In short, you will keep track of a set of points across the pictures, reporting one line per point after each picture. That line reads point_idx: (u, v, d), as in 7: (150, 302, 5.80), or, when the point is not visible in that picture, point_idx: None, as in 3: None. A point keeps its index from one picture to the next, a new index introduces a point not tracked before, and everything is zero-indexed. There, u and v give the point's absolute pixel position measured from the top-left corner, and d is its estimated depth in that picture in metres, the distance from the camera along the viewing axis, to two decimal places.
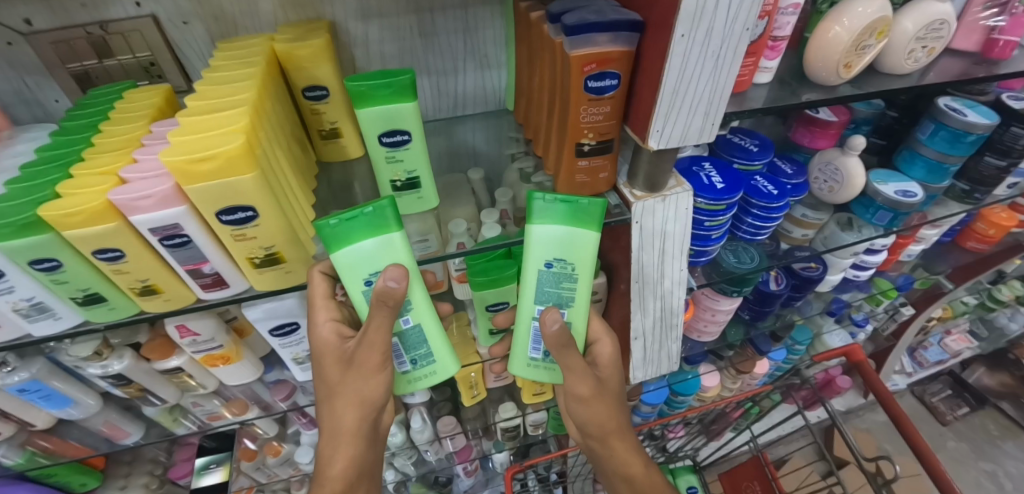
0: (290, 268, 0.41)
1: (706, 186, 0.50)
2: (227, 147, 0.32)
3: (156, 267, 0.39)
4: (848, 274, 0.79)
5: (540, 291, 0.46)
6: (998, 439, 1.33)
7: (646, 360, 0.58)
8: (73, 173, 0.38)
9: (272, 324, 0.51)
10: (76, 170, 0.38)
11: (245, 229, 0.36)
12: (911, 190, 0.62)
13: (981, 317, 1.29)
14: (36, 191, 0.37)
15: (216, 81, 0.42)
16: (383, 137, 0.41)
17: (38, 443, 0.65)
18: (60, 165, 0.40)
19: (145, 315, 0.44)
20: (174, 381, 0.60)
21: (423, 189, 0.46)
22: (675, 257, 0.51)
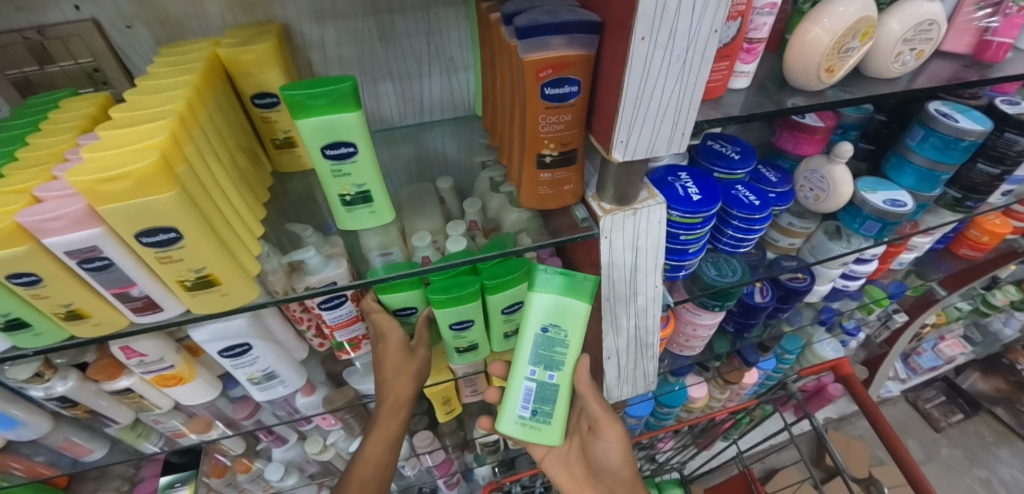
0: (228, 291, 0.38)
1: (681, 198, 0.47)
2: (138, 165, 0.29)
3: (80, 290, 0.36)
4: (838, 283, 0.76)
5: (532, 354, 0.49)
6: (993, 446, 1.30)
7: (621, 379, 0.55)
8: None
9: (221, 345, 0.47)
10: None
11: (170, 251, 0.33)
12: (901, 199, 0.60)
13: (975, 322, 1.26)
14: None
15: (148, 90, 0.39)
16: (326, 149, 0.38)
17: None
18: None
19: (79, 340, 0.42)
20: (127, 402, 0.57)
21: (375, 203, 0.43)
22: (649, 273, 0.48)
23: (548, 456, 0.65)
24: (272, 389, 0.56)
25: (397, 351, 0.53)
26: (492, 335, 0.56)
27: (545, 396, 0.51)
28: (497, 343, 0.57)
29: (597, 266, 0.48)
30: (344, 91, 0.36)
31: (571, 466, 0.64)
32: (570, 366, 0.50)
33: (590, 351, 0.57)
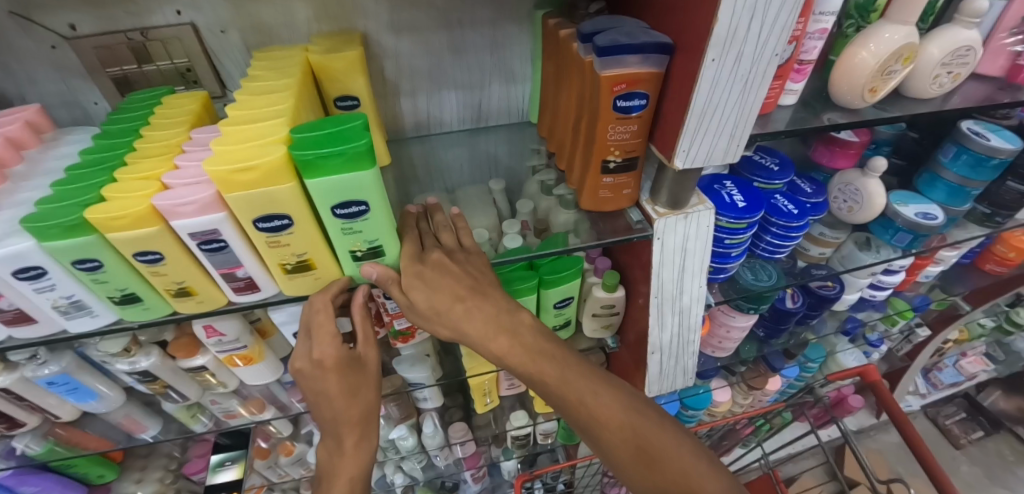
0: (319, 275, 0.43)
1: (728, 204, 0.50)
2: (270, 158, 0.33)
3: (192, 270, 0.40)
4: (866, 293, 0.79)
5: (344, 232, 0.39)
6: (1014, 465, 1.30)
7: (662, 373, 0.59)
8: (116, 176, 0.39)
9: (296, 328, 0.52)
10: (120, 173, 0.39)
11: (279, 237, 0.38)
12: (932, 212, 0.62)
13: (999, 339, 1.27)
14: (81, 192, 0.38)
15: (254, 91, 0.43)
16: (337, 208, 0.37)
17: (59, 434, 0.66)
18: (102, 169, 0.41)
19: (177, 316, 0.46)
20: (196, 379, 0.62)
21: (387, 256, 0.43)
22: (695, 275, 0.51)
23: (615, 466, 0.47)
24: None
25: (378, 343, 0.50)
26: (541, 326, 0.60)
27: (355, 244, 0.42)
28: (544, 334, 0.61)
29: (648, 265, 0.51)
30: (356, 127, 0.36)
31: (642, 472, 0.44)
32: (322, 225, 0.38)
33: (634, 348, 0.60)
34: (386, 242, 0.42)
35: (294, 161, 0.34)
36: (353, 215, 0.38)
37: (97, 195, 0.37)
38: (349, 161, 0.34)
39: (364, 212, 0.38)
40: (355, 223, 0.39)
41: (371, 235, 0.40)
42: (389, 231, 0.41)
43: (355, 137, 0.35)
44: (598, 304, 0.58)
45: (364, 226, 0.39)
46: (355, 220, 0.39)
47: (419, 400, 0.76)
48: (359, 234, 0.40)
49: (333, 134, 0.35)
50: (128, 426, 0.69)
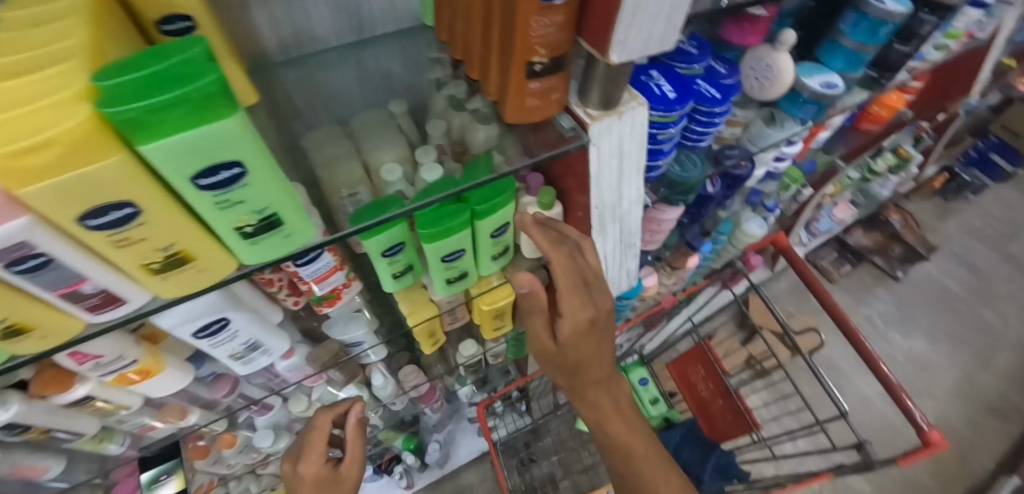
0: (202, 265, 0.33)
1: (658, 97, 0.47)
2: (67, 124, 0.22)
3: (15, 302, 0.29)
4: (770, 166, 0.84)
5: (219, 208, 0.30)
6: (872, 287, 1.62)
7: (609, 281, 0.59)
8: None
9: (196, 327, 0.42)
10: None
11: (125, 231, 0.27)
12: (834, 82, 0.65)
13: (861, 187, 1.50)
14: None
15: (21, 22, 0.29)
16: (199, 178, 0.27)
17: None
18: None
19: (20, 359, 0.34)
20: (86, 411, 0.51)
21: (287, 225, 0.35)
22: (632, 177, 0.49)
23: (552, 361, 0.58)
24: (255, 360, 0.53)
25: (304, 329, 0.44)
26: (481, 259, 0.54)
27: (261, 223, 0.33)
28: (485, 266, 0.56)
29: (584, 176, 0.48)
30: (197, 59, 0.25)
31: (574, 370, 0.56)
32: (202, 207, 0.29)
33: (578, 260, 0.59)
34: (282, 209, 0.33)
35: (107, 122, 0.23)
36: (224, 183, 0.28)
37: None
38: (198, 110, 0.24)
39: (242, 175, 0.29)
40: (230, 193, 0.29)
41: (257, 204, 0.31)
42: (282, 193, 0.32)
43: (195, 71, 0.24)
44: (536, 226, 0.54)
45: (247, 193, 0.30)
46: (228, 189, 0.29)
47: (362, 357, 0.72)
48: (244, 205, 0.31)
49: (156, 75, 0.23)
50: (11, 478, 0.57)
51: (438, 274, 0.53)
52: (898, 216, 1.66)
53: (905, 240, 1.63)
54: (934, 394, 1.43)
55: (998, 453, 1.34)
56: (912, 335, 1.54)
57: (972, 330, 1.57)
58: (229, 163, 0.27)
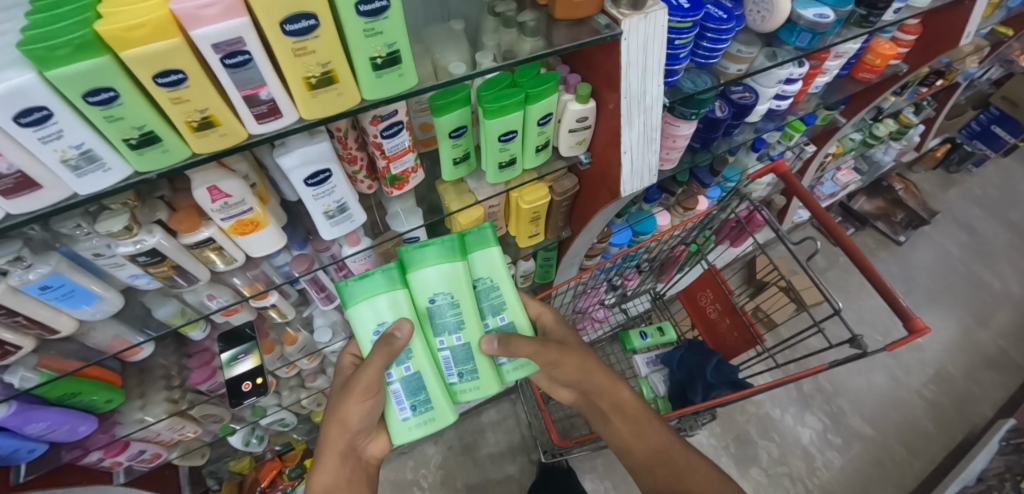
0: (342, 91, 0.43)
1: (675, 6, 0.58)
2: None
3: (213, 96, 0.39)
4: (772, 105, 0.93)
5: (358, 43, 0.40)
6: (876, 251, 1.67)
7: (633, 172, 0.68)
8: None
9: (307, 173, 0.53)
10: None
11: (305, 42, 0.38)
12: (825, 13, 0.73)
13: (864, 154, 1.57)
14: (74, 14, 0.34)
15: None
16: (360, 3, 0.38)
17: (49, 365, 0.67)
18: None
19: (197, 161, 0.44)
20: (201, 258, 0.61)
21: (403, 65, 0.44)
22: (654, 73, 0.60)
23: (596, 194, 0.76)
24: (343, 225, 0.63)
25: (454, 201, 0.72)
26: (527, 148, 0.65)
27: (387, 31, 0.41)
28: (531, 157, 0.66)
29: (616, 70, 0.59)
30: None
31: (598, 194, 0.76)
32: (395, 10, 0.40)
33: (604, 160, 0.69)
34: (402, 51, 0.44)
35: None
36: (374, 12, 0.39)
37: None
38: None
39: (390, 11, 0.40)
40: (371, 29, 0.40)
41: (383, 47, 0.42)
42: (405, 34, 0.42)
43: None
44: (581, 108, 0.63)
45: (348, 40, 0.40)
46: (371, 30, 0.40)
47: (408, 222, 0.73)
48: (353, 39, 0.40)
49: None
50: (118, 347, 0.73)
51: (493, 156, 0.63)
52: (901, 184, 1.72)
53: (908, 207, 1.66)
54: (933, 347, 1.49)
55: (993, 401, 1.40)
56: (913, 295, 1.59)
57: (968, 291, 1.61)
58: None
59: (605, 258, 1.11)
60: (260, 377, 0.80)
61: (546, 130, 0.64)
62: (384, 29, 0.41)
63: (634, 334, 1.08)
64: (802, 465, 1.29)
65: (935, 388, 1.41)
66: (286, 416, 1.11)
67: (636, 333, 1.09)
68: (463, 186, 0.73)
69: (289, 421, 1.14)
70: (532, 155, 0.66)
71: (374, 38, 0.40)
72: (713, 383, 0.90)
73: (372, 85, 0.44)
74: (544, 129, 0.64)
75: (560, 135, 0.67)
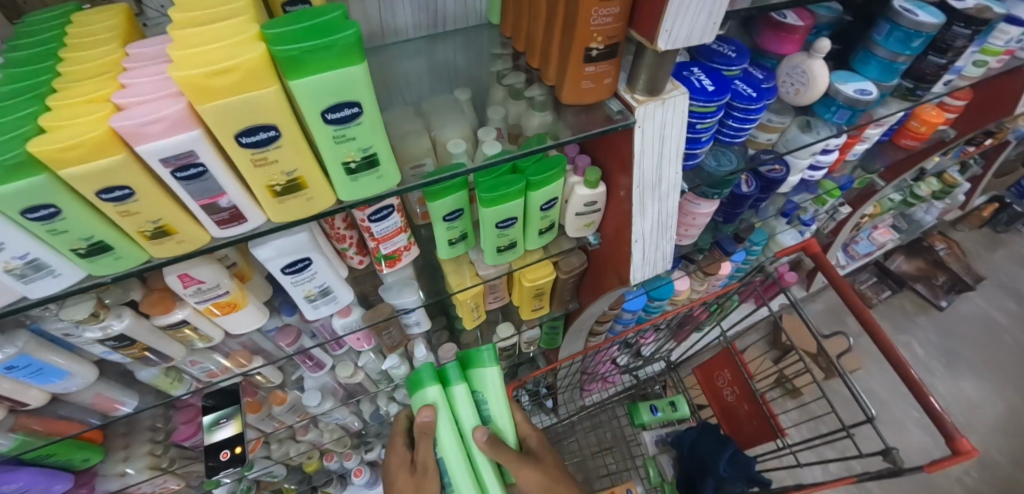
0: (313, 195, 0.39)
1: (698, 89, 0.52)
2: (246, 57, 0.29)
3: (167, 205, 0.35)
4: (805, 175, 0.86)
5: (329, 150, 0.36)
6: (913, 315, 1.54)
7: (644, 260, 0.62)
8: (61, 69, 0.35)
9: (284, 262, 0.49)
10: (59, 83, 0.34)
11: (266, 152, 0.34)
12: (867, 89, 0.67)
13: (903, 212, 1.46)
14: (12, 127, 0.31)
15: (196, 40, 0.32)
16: (328, 111, 0.34)
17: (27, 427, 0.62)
18: (32, 98, 0.33)
19: (157, 264, 0.40)
20: (177, 337, 0.57)
21: (382, 167, 0.40)
22: (671, 160, 0.55)
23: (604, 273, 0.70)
24: (323, 307, 0.59)
25: (451, 275, 0.67)
26: (529, 231, 0.60)
27: (362, 136, 0.37)
28: (533, 239, 0.61)
29: (628, 157, 0.53)
30: (335, 19, 0.33)
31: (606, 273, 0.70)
32: (370, 116, 0.36)
33: (614, 242, 0.64)
34: (381, 152, 0.39)
35: (277, 57, 0.30)
36: (345, 119, 0.35)
37: (42, 105, 0.33)
38: (339, 55, 0.31)
39: (364, 117, 0.36)
40: (343, 136, 0.36)
41: (358, 151, 0.37)
42: (384, 137, 0.38)
43: (336, 28, 0.31)
44: (589, 193, 0.58)
45: (317, 147, 0.36)
46: (342, 137, 0.36)
47: (403, 298, 0.68)
48: (324, 147, 0.36)
49: (316, 25, 0.31)
50: (102, 406, 0.69)
51: (491, 241, 0.58)
52: (943, 244, 1.58)
53: (951, 269, 1.54)
54: (977, 428, 1.35)
55: None
56: (955, 367, 1.45)
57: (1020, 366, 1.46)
58: (333, 102, 0.33)
59: (617, 324, 1.03)
60: (239, 446, 0.73)
61: (551, 214, 0.59)
62: (358, 135, 0.36)
63: (642, 407, 1.01)
64: None
65: (978, 475, 1.27)
66: (274, 469, 1.06)
67: (646, 406, 1.01)
68: (462, 261, 0.68)
69: (278, 472, 1.09)
70: (535, 238, 0.61)
71: (345, 145, 0.36)
72: (727, 477, 0.81)
73: (347, 186, 0.40)
74: (549, 213, 0.58)
75: (566, 216, 0.62)
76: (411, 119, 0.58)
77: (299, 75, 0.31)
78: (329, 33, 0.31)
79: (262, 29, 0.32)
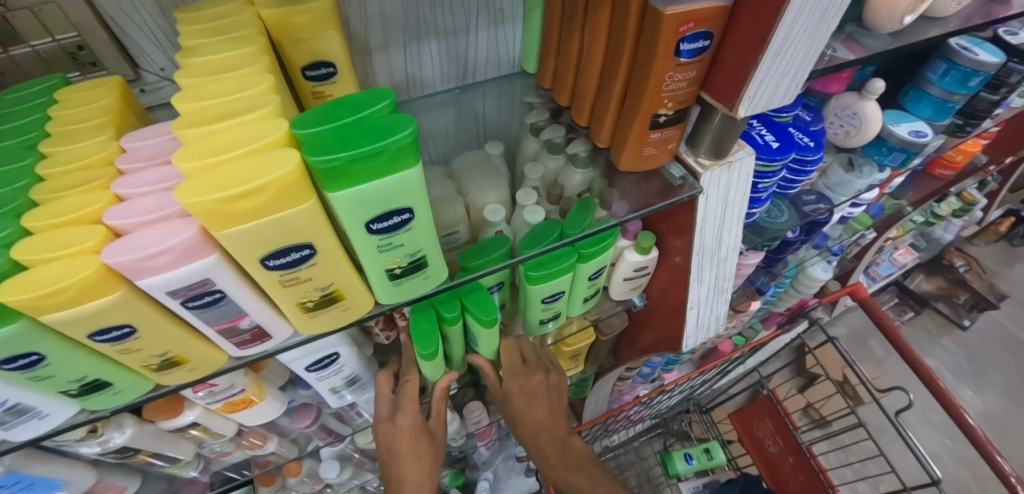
0: (349, 305, 0.33)
1: (761, 146, 0.47)
2: (279, 174, 0.23)
3: (177, 335, 0.29)
4: (845, 211, 0.82)
5: (372, 259, 0.30)
6: (936, 336, 1.51)
7: (698, 325, 0.57)
8: (41, 172, 0.29)
9: (308, 361, 0.43)
10: (40, 193, 0.28)
11: (298, 272, 0.28)
12: (922, 130, 0.63)
13: (924, 231, 1.42)
14: None
15: (213, 146, 0.26)
16: (373, 222, 0.28)
17: None
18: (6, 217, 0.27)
19: (164, 391, 0.34)
20: (184, 435, 0.50)
21: (429, 267, 0.34)
22: (733, 223, 0.49)
23: (647, 333, 0.65)
24: (347, 395, 0.52)
25: None
26: (573, 300, 0.54)
27: (411, 240, 0.31)
28: (576, 308, 0.56)
29: (688, 222, 0.48)
30: (380, 113, 0.27)
31: (648, 332, 0.65)
32: (421, 219, 0.30)
33: (662, 305, 0.59)
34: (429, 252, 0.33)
35: (316, 170, 0.24)
36: (393, 228, 0.29)
37: (18, 227, 0.27)
38: (390, 162, 0.25)
39: (414, 222, 0.30)
40: (388, 244, 0.30)
41: (405, 256, 0.31)
42: (434, 238, 0.32)
43: (385, 129, 0.25)
44: (641, 260, 0.52)
45: (358, 256, 0.30)
46: (388, 245, 0.30)
47: None
48: (365, 256, 0.30)
49: (360, 125, 0.25)
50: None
51: (533, 315, 0.52)
52: (963, 261, 1.56)
53: (973, 287, 1.51)
54: (1011, 454, 1.31)
55: None
56: (983, 388, 1.42)
57: None
58: (380, 211, 0.27)
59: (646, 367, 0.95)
60: None
61: (599, 282, 0.53)
62: (406, 240, 0.30)
63: (676, 455, 0.96)
64: None
65: None
66: None
67: (680, 455, 0.96)
68: None
69: None
70: (579, 306, 0.56)
71: (391, 253, 0.30)
72: None
73: (388, 292, 0.34)
74: (597, 281, 0.53)
75: (611, 280, 0.56)
76: (443, 181, 0.52)
77: (341, 188, 0.25)
78: (378, 137, 0.24)
79: (293, 129, 0.26)
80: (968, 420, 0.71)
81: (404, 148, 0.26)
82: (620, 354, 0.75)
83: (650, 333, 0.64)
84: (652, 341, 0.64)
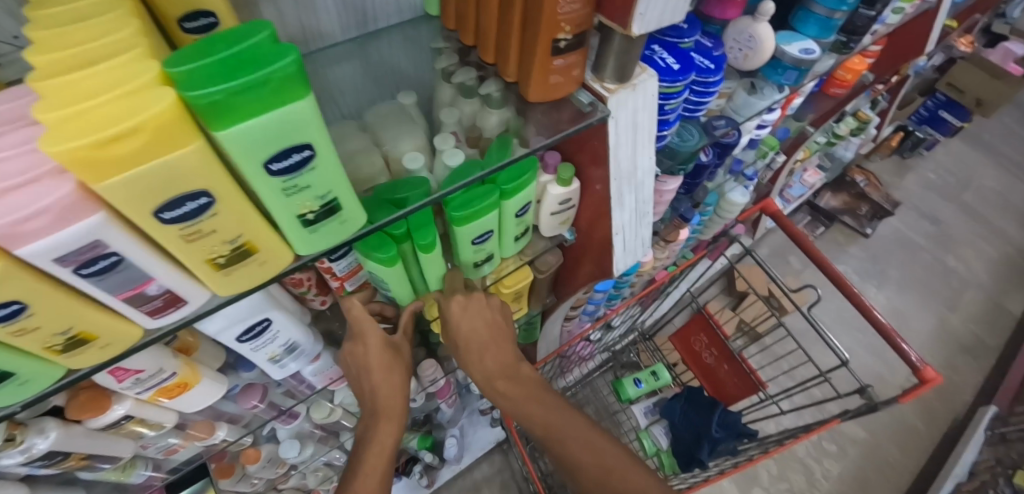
0: (266, 259, 0.33)
1: (663, 68, 0.49)
2: (153, 111, 0.22)
3: (77, 309, 0.28)
4: (753, 134, 0.88)
5: (279, 204, 0.30)
6: (844, 245, 1.69)
7: (625, 249, 0.61)
8: None
9: (238, 330, 0.42)
10: None
11: (199, 224, 0.27)
12: (810, 48, 0.68)
13: (828, 152, 1.56)
14: None
15: (72, 93, 0.24)
16: (271, 162, 0.27)
17: None
18: None
19: (77, 376, 0.33)
20: (120, 432, 0.48)
21: (344, 211, 0.34)
22: (645, 146, 0.52)
23: (582, 266, 0.68)
24: (290, 363, 0.52)
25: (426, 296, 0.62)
26: (505, 240, 0.56)
27: (319, 180, 0.30)
28: (509, 247, 0.57)
29: (602, 149, 0.50)
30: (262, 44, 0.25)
31: (583, 265, 0.68)
32: (324, 157, 0.29)
33: (591, 236, 0.62)
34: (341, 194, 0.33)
35: (196, 106, 0.23)
36: (295, 167, 0.28)
37: None
38: (277, 93, 0.24)
39: (317, 161, 0.29)
40: (294, 187, 0.29)
41: (314, 199, 0.31)
42: (343, 178, 0.32)
43: (266, 58, 0.24)
44: (563, 192, 0.54)
45: (264, 203, 0.30)
46: (293, 188, 0.29)
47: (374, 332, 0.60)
48: (270, 202, 0.30)
49: (238, 56, 0.24)
50: None
51: (468, 258, 0.53)
52: (862, 177, 1.74)
53: (872, 199, 1.69)
54: (908, 337, 1.53)
55: (974, 387, 1.46)
56: (884, 286, 1.63)
57: (935, 277, 1.66)
58: (277, 149, 0.27)
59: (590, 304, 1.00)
60: None
61: (527, 218, 0.55)
62: (313, 181, 0.30)
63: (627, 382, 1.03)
64: (803, 479, 1.28)
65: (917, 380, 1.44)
66: None
67: (630, 381, 1.03)
68: None
69: None
70: (512, 245, 0.58)
71: (299, 196, 0.30)
72: (720, 438, 0.86)
73: (304, 241, 0.34)
74: (524, 218, 0.55)
75: (539, 217, 0.58)
76: (358, 135, 0.50)
77: (228, 125, 0.24)
78: (259, 66, 0.23)
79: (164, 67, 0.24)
80: (872, 309, 0.80)
81: (290, 78, 0.25)
82: (561, 292, 0.79)
83: (584, 265, 0.68)
84: (587, 273, 0.68)
